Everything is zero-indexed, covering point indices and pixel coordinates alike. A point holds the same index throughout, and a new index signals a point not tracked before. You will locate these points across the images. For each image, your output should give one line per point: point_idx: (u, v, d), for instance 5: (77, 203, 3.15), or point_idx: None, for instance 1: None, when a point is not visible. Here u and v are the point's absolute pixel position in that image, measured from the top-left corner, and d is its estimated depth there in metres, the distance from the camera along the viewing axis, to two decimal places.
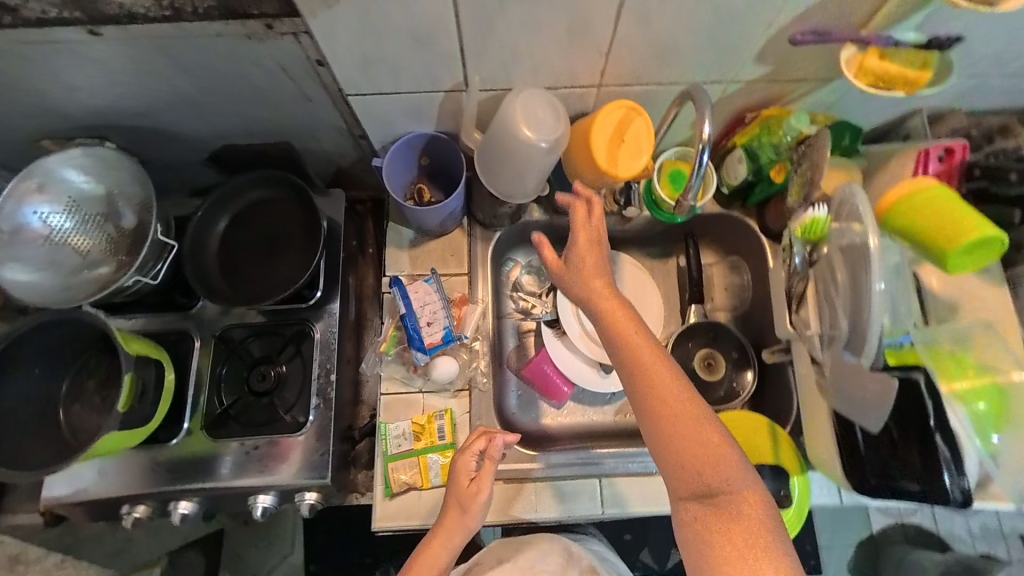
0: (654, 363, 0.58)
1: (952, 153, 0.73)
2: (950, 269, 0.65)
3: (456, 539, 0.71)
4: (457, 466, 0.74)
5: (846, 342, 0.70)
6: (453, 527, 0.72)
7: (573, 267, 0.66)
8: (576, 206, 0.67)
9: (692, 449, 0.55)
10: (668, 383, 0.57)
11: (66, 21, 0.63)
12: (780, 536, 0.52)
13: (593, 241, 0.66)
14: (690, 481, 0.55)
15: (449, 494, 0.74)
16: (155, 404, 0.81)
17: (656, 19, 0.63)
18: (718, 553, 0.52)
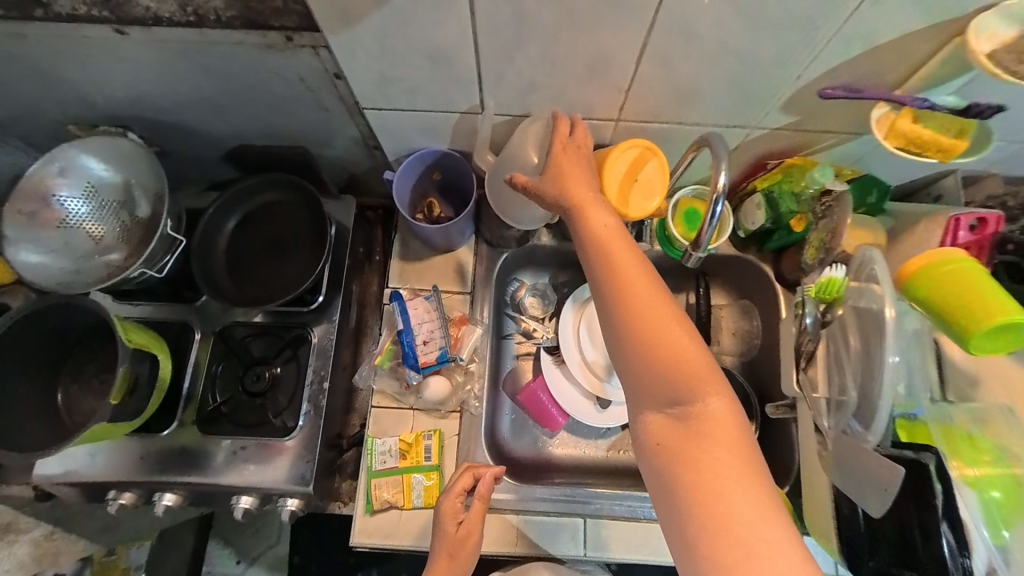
0: (629, 270, 0.55)
1: (984, 224, 0.69)
2: (973, 349, 0.61)
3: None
4: (442, 509, 0.71)
5: (856, 412, 0.66)
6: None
7: (554, 182, 0.64)
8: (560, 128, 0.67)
9: (664, 362, 0.52)
10: (644, 292, 0.54)
11: (95, 19, 0.65)
12: (752, 455, 0.49)
13: (575, 164, 0.65)
14: (659, 391, 0.52)
15: (437, 542, 0.70)
16: (146, 398, 0.80)
17: (677, 61, 0.61)
18: (684, 465, 0.49)
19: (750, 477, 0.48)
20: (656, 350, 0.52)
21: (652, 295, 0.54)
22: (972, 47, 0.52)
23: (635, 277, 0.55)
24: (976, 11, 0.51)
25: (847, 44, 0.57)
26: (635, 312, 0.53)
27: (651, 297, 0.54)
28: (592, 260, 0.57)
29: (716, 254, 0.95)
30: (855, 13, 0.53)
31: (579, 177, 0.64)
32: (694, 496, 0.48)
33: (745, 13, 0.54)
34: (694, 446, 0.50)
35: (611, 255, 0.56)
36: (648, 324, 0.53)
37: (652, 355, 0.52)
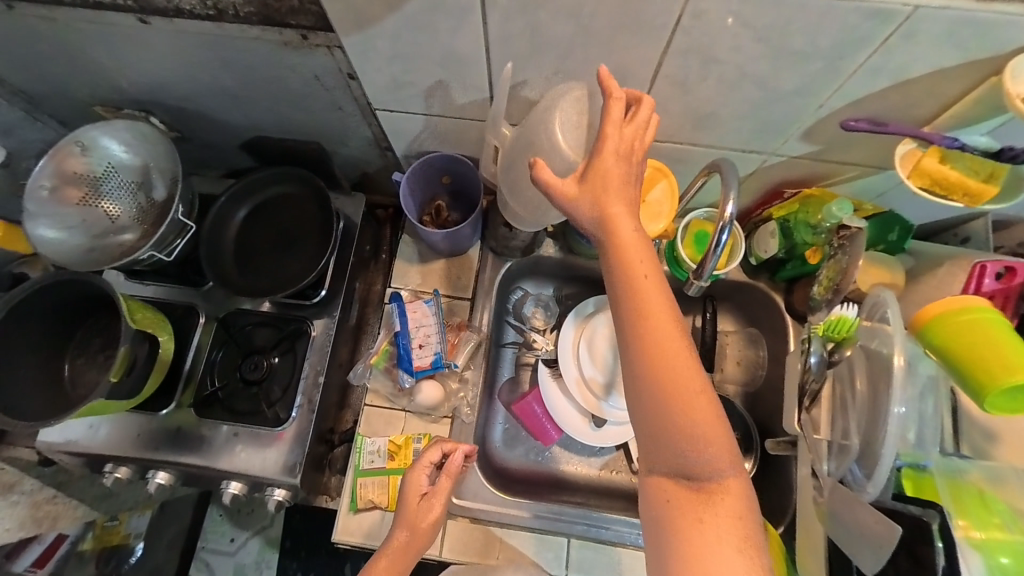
0: (659, 314, 0.48)
1: (1013, 273, 0.65)
2: (990, 407, 0.57)
3: (404, 565, 0.66)
4: (407, 482, 0.70)
5: (858, 458, 0.61)
6: (399, 554, 0.66)
7: (586, 191, 0.50)
8: (609, 107, 0.49)
9: (682, 422, 0.47)
10: (673, 353, 0.47)
11: (120, 7, 0.66)
12: (756, 529, 0.48)
13: (619, 164, 0.50)
14: (673, 458, 0.48)
15: (399, 516, 0.68)
16: (143, 378, 0.82)
17: (694, 83, 0.59)
18: (686, 534, 0.47)
19: (749, 555, 0.46)
20: (675, 406, 0.47)
21: (679, 344, 0.47)
22: (1009, 89, 0.48)
23: (669, 330, 0.47)
24: (1014, 51, 0.49)
25: (873, 76, 0.54)
26: (660, 375, 0.47)
27: (679, 345, 0.47)
28: (621, 299, 0.49)
29: (725, 280, 0.92)
30: (883, 46, 0.50)
31: (621, 184, 0.49)
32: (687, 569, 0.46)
33: (766, 39, 0.52)
34: (699, 518, 0.47)
35: (642, 292, 0.48)
36: (671, 379, 0.47)
37: (671, 412, 0.47)
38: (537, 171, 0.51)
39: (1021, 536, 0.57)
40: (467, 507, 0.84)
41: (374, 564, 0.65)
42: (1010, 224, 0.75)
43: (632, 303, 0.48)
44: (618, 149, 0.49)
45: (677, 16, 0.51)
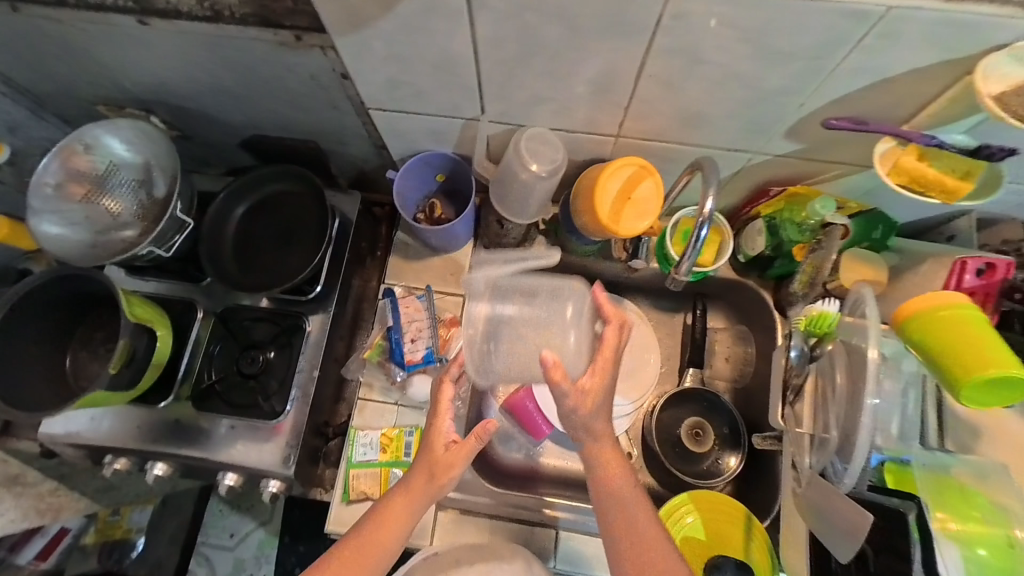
0: (632, 502, 0.65)
1: (994, 269, 0.67)
2: (967, 402, 0.57)
3: (423, 500, 0.68)
4: (434, 426, 0.71)
5: (838, 451, 0.62)
6: (419, 489, 0.68)
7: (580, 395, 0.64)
8: (609, 329, 0.68)
9: None
10: (642, 524, 0.63)
11: (121, 9, 0.68)
12: None
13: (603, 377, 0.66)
14: None
15: (423, 455, 0.69)
16: (140, 371, 0.83)
17: (678, 83, 0.60)
18: None
19: None
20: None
21: (653, 529, 0.63)
22: (980, 88, 0.49)
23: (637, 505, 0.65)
24: (988, 51, 0.49)
25: (854, 76, 0.55)
26: (634, 543, 0.63)
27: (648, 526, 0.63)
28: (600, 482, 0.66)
29: (715, 277, 0.93)
30: (861, 46, 0.51)
31: (603, 390, 0.66)
32: None
33: (746, 40, 0.53)
34: None
35: (620, 493, 0.65)
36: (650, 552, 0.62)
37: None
38: (549, 364, 0.62)
39: (998, 528, 0.59)
40: (457, 500, 0.85)
41: (394, 494, 0.68)
42: (996, 222, 0.76)
43: (613, 494, 0.65)
44: (609, 353, 0.67)
45: (659, 17, 0.52)
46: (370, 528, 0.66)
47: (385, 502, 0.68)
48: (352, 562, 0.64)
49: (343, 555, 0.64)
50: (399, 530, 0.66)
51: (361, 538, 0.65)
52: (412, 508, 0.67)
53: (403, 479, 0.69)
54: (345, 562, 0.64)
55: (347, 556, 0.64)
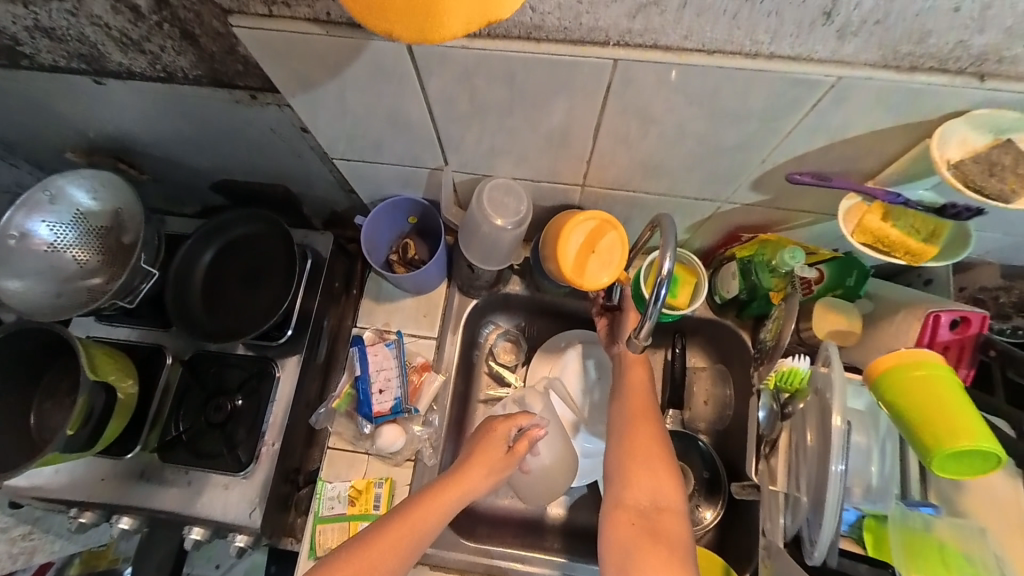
0: (640, 397, 0.75)
1: (968, 323, 0.66)
2: (938, 470, 0.55)
3: (474, 489, 0.71)
4: (495, 427, 0.76)
5: (808, 516, 0.60)
6: (472, 481, 0.71)
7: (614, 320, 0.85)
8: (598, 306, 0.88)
9: (641, 455, 0.68)
10: (643, 402, 0.74)
11: (74, 69, 0.68)
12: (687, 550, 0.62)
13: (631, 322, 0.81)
14: (641, 488, 0.66)
15: (480, 447, 0.74)
16: (100, 425, 0.81)
17: (636, 139, 0.59)
18: (639, 556, 0.61)
19: (677, 564, 0.60)
20: (641, 453, 0.69)
21: (647, 416, 0.73)
22: (936, 153, 0.48)
23: (642, 397, 0.75)
24: (945, 116, 0.48)
25: (811, 136, 0.54)
26: (636, 420, 0.72)
27: (653, 445, 0.69)
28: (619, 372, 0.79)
29: (692, 317, 0.91)
30: (814, 110, 0.50)
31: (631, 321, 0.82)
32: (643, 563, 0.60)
33: (697, 103, 0.52)
34: (662, 530, 0.63)
35: (636, 381, 0.77)
36: (642, 465, 0.68)
37: (635, 449, 0.69)
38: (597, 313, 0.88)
39: None
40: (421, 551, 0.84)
41: (448, 479, 0.71)
42: (974, 265, 0.74)
43: (633, 416, 0.72)
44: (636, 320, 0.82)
45: (607, 82, 0.51)
46: (417, 507, 0.68)
47: (437, 485, 0.70)
48: (399, 537, 0.65)
49: (390, 532, 0.65)
50: (440, 512, 0.68)
51: (410, 515, 0.67)
52: (461, 495, 0.70)
53: (459, 463, 0.73)
54: (388, 537, 0.65)
55: (394, 532, 0.65)
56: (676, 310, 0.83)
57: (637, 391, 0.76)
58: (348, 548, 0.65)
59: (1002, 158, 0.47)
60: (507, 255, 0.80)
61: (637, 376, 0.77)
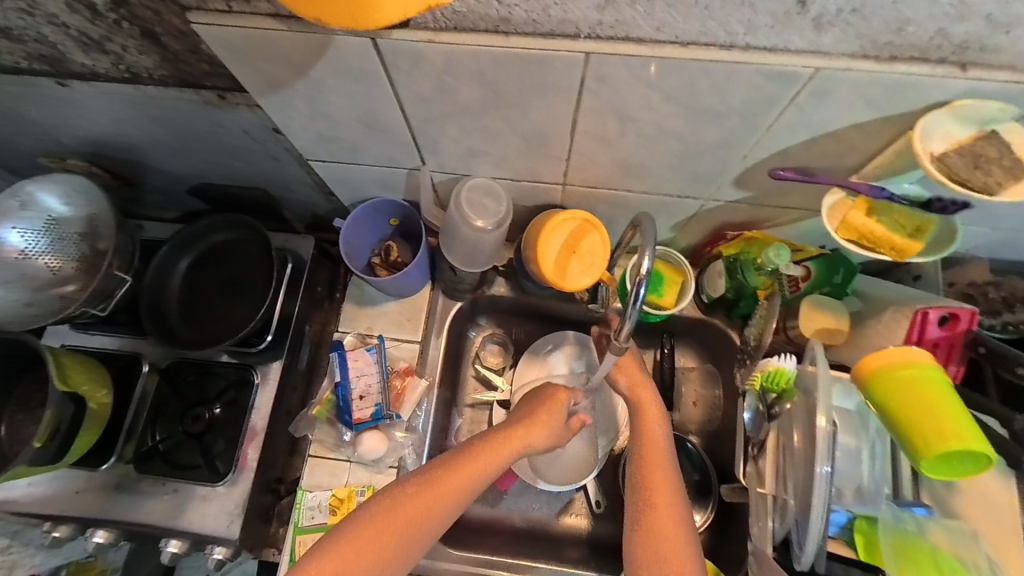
0: (651, 423, 0.71)
1: (956, 320, 0.65)
2: (928, 472, 0.54)
3: (534, 442, 0.71)
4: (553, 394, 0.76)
5: (795, 519, 0.59)
6: (533, 436, 0.71)
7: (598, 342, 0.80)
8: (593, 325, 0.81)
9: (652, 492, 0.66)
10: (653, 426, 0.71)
11: (37, 71, 0.66)
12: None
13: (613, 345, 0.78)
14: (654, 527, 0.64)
15: (543, 405, 0.75)
16: (71, 438, 0.80)
17: (614, 137, 0.58)
18: None
19: None
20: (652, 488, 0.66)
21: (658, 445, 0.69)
22: (919, 146, 0.46)
23: (651, 422, 0.71)
24: (927, 108, 0.46)
25: (792, 132, 0.52)
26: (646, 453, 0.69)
27: (663, 479, 0.67)
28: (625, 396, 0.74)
29: (680, 317, 0.90)
30: (793, 104, 0.48)
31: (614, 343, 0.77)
32: None
33: (673, 99, 0.50)
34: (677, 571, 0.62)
35: (640, 403, 0.72)
36: (655, 503, 0.66)
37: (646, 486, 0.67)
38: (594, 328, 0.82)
39: None
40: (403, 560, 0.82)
41: (510, 429, 0.70)
42: (964, 262, 0.73)
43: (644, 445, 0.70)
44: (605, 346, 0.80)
45: (581, 79, 0.49)
46: (481, 449, 0.67)
47: (499, 431, 0.70)
48: (465, 475, 0.64)
49: (456, 467, 0.65)
50: (503, 458, 0.67)
51: (475, 455, 0.66)
52: (521, 447, 0.69)
53: (521, 417, 0.72)
54: (453, 474, 0.64)
55: (460, 469, 0.65)
56: (662, 310, 0.81)
57: (646, 415, 0.72)
58: (414, 477, 0.65)
59: (986, 150, 0.45)
60: (489, 258, 0.78)
61: (643, 398, 0.72)
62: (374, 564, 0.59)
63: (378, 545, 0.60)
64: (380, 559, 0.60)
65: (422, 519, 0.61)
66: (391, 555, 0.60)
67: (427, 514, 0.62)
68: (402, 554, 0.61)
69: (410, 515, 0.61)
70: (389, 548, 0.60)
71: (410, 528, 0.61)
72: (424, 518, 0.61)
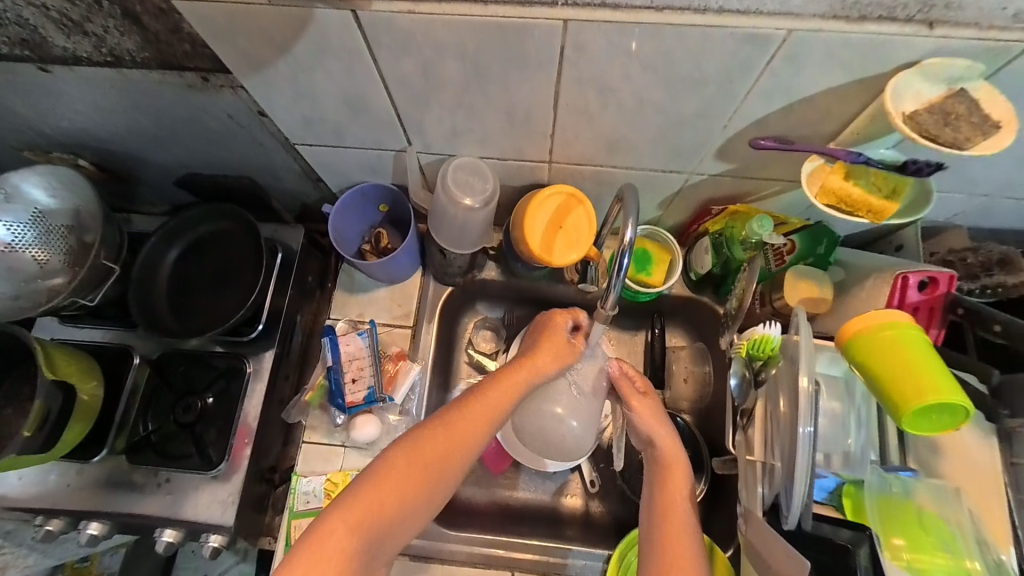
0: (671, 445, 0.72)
1: (936, 283, 0.66)
2: (909, 429, 0.55)
3: (543, 374, 0.71)
4: (553, 326, 0.75)
5: (783, 481, 0.60)
6: (541, 366, 0.70)
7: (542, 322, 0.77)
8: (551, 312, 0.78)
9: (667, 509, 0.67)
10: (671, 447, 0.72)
11: (18, 57, 0.65)
12: None
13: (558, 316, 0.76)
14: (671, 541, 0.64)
15: (546, 337, 0.73)
16: (60, 428, 0.79)
17: (597, 109, 0.58)
18: None
19: None
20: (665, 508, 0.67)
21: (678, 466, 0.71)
22: (891, 107, 0.47)
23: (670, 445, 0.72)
24: (898, 69, 0.47)
25: (769, 99, 0.53)
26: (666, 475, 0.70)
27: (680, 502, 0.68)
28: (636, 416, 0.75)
29: (668, 296, 0.91)
30: (770, 69, 0.49)
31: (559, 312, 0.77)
32: None
33: (652, 68, 0.51)
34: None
35: (650, 419, 0.74)
36: (673, 520, 0.66)
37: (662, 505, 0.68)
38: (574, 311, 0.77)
39: (956, 558, 0.57)
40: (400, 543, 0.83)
41: (518, 365, 0.70)
42: (943, 230, 0.74)
43: (664, 465, 0.71)
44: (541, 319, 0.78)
45: (560, 49, 0.50)
46: (495, 387, 0.67)
47: (508, 367, 0.70)
48: (482, 414, 0.65)
49: (473, 407, 0.65)
50: (516, 393, 0.68)
51: (488, 394, 0.66)
52: (532, 379, 0.69)
53: (526, 352, 0.72)
54: (469, 413, 0.64)
55: (477, 409, 0.65)
56: (650, 287, 0.82)
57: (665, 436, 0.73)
58: (431, 422, 0.64)
59: (955, 108, 0.46)
60: (478, 238, 0.78)
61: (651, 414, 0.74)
62: (402, 506, 0.60)
63: (404, 487, 0.60)
64: (407, 501, 0.60)
65: (444, 460, 0.62)
66: (418, 496, 0.61)
67: (451, 451, 0.62)
68: (430, 492, 0.62)
69: (431, 458, 0.61)
70: (415, 489, 0.60)
71: (434, 469, 0.61)
72: (446, 459, 0.62)
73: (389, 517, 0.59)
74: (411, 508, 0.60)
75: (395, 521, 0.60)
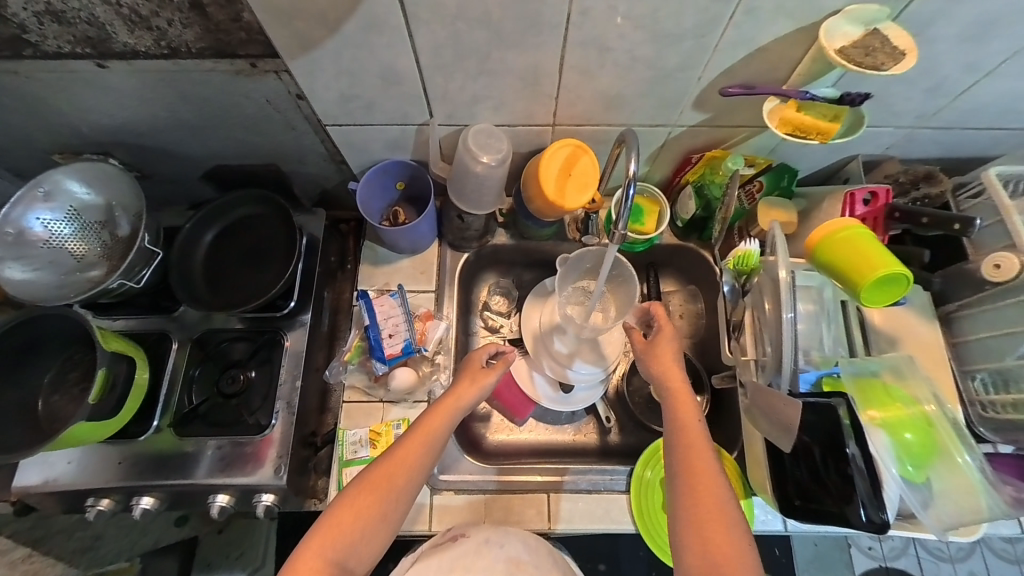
0: (681, 391, 0.74)
1: (876, 197, 0.82)
2: (864, 301, 0.68)
3: (466, 400, 0.78)
4: (474, 357, 0.85)
5: (776, 363, 0.72)
6: (467, 393, 0.78)
7: (468, 361, 0.84)
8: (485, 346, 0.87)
9: (686, 446, 0.68)
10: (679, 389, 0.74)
11: (78, 54, 0.72)
12: (735, 523, 0.61)
13: (482, 354, 0.85)
14: (697, 471, 0.65)
15: (463, 369, 0.82)
16: (124, 397, 0.85)
17: (596, 68, 0.70)
18: (702, 538, 0.60)
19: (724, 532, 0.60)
20: (687, 446, 0.68)
21: (690, 407, 0.72)
22: (825, 45, 0.62)
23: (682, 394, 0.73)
24: (826, 16, 0.61)
25: (734, 49, 0.66)
26: (679, 415, 0.71)
27: (698, 434, 0.69)
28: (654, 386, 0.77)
29: (661, 245, 1.02)
30: (733, 23, 0.62)
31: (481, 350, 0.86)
32: (701, 537, 0.61)
33: (643, 27, 0.63)
34: (712, 511, 0.62)
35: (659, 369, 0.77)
36: (697, 455, 0.67)
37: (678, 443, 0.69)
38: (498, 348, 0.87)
39: (917, 413, 0.69)
40: (451, 480, 0.89)
41: (446, 394, 0.78)
42: (879, 162, 0.90)
43: (675, 402, 0.73)
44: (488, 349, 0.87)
45: (568, 14, 0.62)
46: (424, 421, 0.75)
47: (438, 400, 0.78)
48: (418, 442, 0.72)
49: (410, 439, 0.72)
50: (447, 421, 0.75)
51: (420, 424, 0.74)
52: (458, 406, 0.77)
53: (455, 380, 0.81)
54: (410, 446, 0.71)
55: (413, 439, 0.72)
56: (645, 235, 0.93)
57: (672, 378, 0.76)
58: (379, 457, 0.71)
59: (872, 42, 0.61)
60: (495, 198, 0.89)
61: (661, 363, 0.78)
62: (362, 533, 0.65)
63: (356, 515, 0.66)
64: (364, 530, 0.66)
65: (395, 484, 0.68)
66: (370, 527, 0.66)
67: (401, 473, 0.69)
68: (386, 513, 0.67)
69: (377, 494, 0.67)
70: (366, 518, 0.66)
71: (380, 502, 0.67)
72: (392, 485, 0.68)
73: (349, 542, 0.64)
74: (372, 528, 0.66)
75: (353, 552, 0.64)
